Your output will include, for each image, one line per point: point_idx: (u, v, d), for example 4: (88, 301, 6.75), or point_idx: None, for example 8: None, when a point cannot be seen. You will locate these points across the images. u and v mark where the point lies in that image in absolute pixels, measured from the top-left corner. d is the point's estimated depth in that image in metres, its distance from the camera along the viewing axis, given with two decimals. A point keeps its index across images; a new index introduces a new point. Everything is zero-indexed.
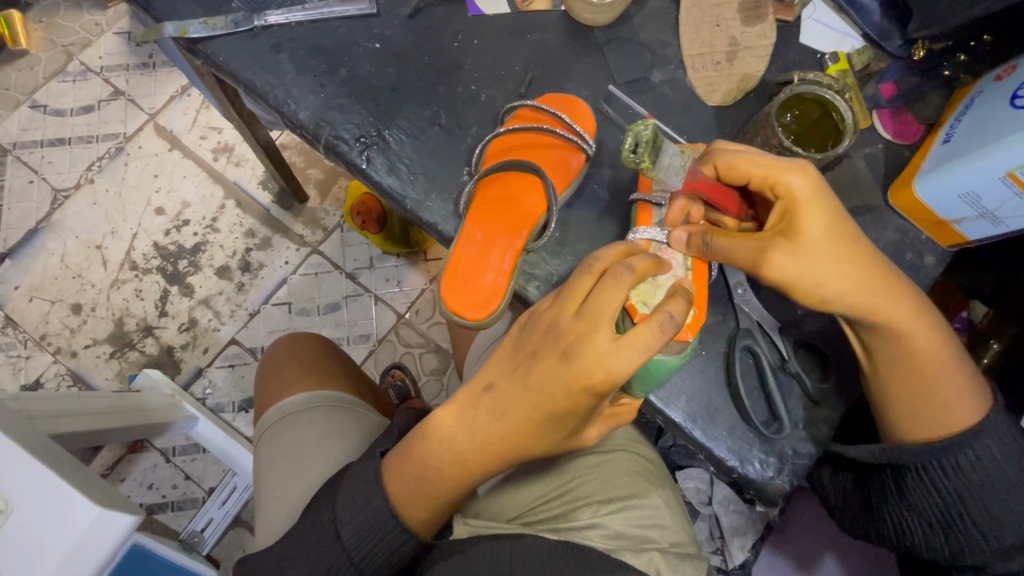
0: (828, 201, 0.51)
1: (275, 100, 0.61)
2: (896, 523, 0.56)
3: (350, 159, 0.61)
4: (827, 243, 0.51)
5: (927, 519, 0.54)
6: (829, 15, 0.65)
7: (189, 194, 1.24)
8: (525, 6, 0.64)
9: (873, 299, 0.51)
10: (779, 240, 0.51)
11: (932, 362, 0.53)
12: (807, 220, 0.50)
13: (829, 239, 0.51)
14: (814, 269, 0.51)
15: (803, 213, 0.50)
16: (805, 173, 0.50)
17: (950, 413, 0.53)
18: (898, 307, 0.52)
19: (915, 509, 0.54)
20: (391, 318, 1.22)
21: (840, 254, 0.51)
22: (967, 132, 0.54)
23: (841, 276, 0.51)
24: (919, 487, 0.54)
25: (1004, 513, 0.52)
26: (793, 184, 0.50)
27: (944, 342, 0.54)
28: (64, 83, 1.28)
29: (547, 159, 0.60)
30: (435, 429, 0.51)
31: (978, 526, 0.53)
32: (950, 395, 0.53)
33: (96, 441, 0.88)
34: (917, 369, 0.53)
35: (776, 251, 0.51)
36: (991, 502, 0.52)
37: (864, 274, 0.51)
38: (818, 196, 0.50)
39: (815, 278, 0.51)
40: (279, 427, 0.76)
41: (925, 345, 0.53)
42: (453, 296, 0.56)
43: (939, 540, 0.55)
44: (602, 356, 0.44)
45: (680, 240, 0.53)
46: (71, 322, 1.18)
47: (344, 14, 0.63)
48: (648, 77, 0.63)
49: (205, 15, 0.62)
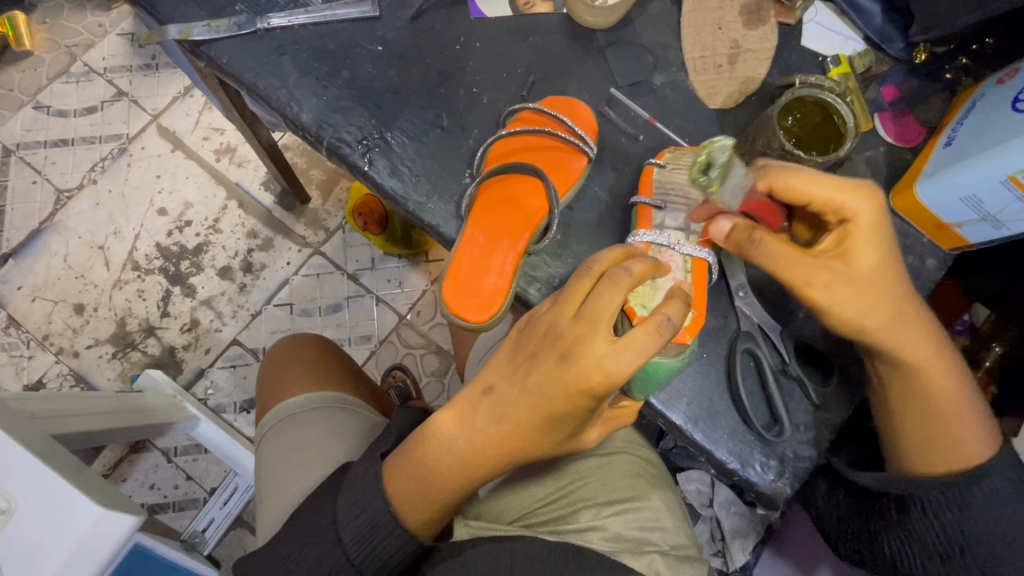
0: (883, 235, 0.50)
1: (277, 102, 0.62)
2: (893, 552, 0.55)
3: (352, 161, 0.61)
4: (870, 275, 0.50)
5: (926, 552, 0.54)
6: (831, 18, 0.65)
7: (191, 195, 1.24)
8: (527, 9, 0.64)
9: (903, 332, 0.51)
10: (823, 266, 0.50)
11: (949, 402, 0.53)
12: (859, 248, 0.50)
13: (874, 272, 0.50)
14: (853, 296, 0.50)
15: (856, 241, 0.50)
16: (870, 200, 0.49)
17: (959, 452, 0.53)
18: (925, 345, 0.52)
19: (912, 531, 0.54)
20: (393, 319, 1.22)
21: (881, 285, 0.50)
22: (969, 135, 0.54)
23: (877, 307, 0.50)
24: (919, 519, 0.53)
25: (1003, 551, 0.52)
26: (857, 209, 0.49)
27: (967, 387, 0.54)
28: (68, 84, 1.29)
29: (548, 162, 0.60)
30: (434, 431, 0.51)
31: (976, 563, 0.52)
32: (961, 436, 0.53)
33: (98, 441, 0.88)
34: (940, 409, 0.53)
35: (817, 275, 0.50)
36: (991, 539, 0.52)
37: (898, 306, 0.51)
38: (874, 228, 0.50)
39: (850, 307, 0.50)
40: (280, 427, 0.76)
41: (946, 388, 0.53)
42: (454, 298, 0.57)
43: (936, 573, 0.54)
44: (601, 359, 0.44)
45: (720, 230, 0.53)
46: (74, 322, 1.18)
47: (346, 16, 0.63)
48: (650, 79, 0.63)
49: (208, 17, 0.62)
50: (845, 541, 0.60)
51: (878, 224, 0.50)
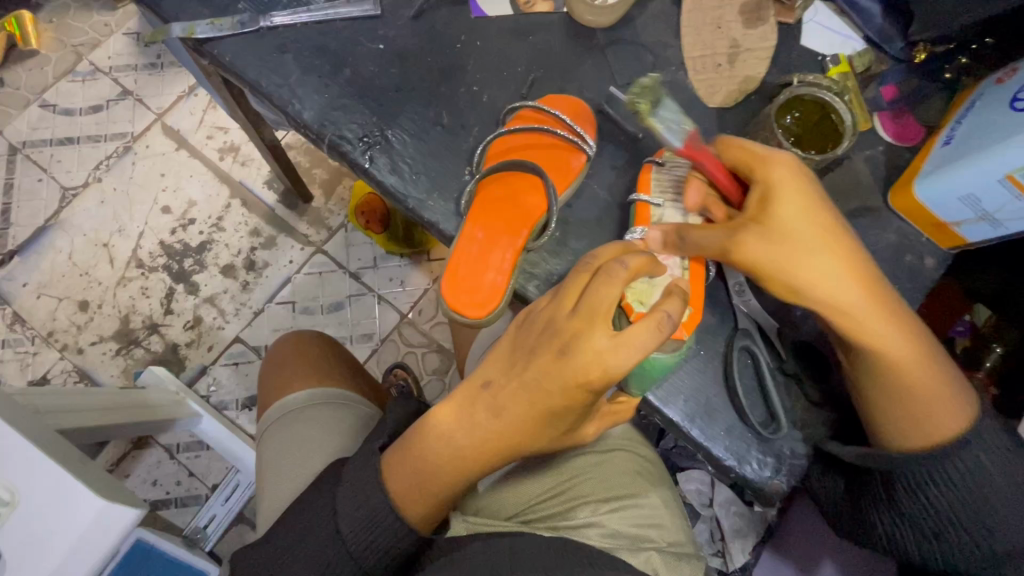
0: (805, 190, 0.51)
1: (280, 100, 0.62)
2: (888, 533, 0.54)
3: (353, 158, 0.61)
4: (800, 235, 0.50)
5: (921, 530, 0.52)
6: (830, 18, 0.65)
7: (195, 193, 1.25)
8: (528, 8, 0.64)
9: (849, 295, 0.50)
10: (750, 229, 0.51)
11: (916, 371, 0.51)
12: (785, 209, 0.50)
13: (803, 231, 0.50)
14: (785, 257, 0.50)
15: (776, 200, 0.50)
16: (783, 163, 0.51)
17: (934, 421, 0.51)
18: (878, 310, 0.50)
19: (908, 518, 0.53)
20: (395, 318, 1.22)
21: (815, 246, 0.50)
22: (968, 134, 0.54)
23: (811, 267, 0.50)
24: (912, 500, 0.52)
25: (998, 522, 0.51)
26: (770, 172, 0.51)
27: (933, 354, 0.51)
28: (73, 83, 1.30)
29: (547, 159, 0.60)
30: (433, 426, 0.52)
31: (973, 537, 0.51)
32: (933, 403, 0.51)
33: (101, 436, 0.89)
34: (902, 378, 0.51)
35: (747, 238, 0.50)
36: (986, 512, 0.51)
37: (840, 267, 0.50)
38: (790, 184, 0.50)
39: (785, 269, 0.50)
40: (282, 423, 0.77)
41: (909, 354, 0.51)
42: (454, 294, 0.57)
43: (933, 550, 0.53)
44: (599, 353, 0.44)
45: (654, 239, 0.54)
46: (78, 319, 1.19)
47: (348, 15, 0.63)
48: (649, 78, 0.64)
49: (211, 16, 0.63)
50: (842, 526, 0.58)
51: (793, 181, 0.50)
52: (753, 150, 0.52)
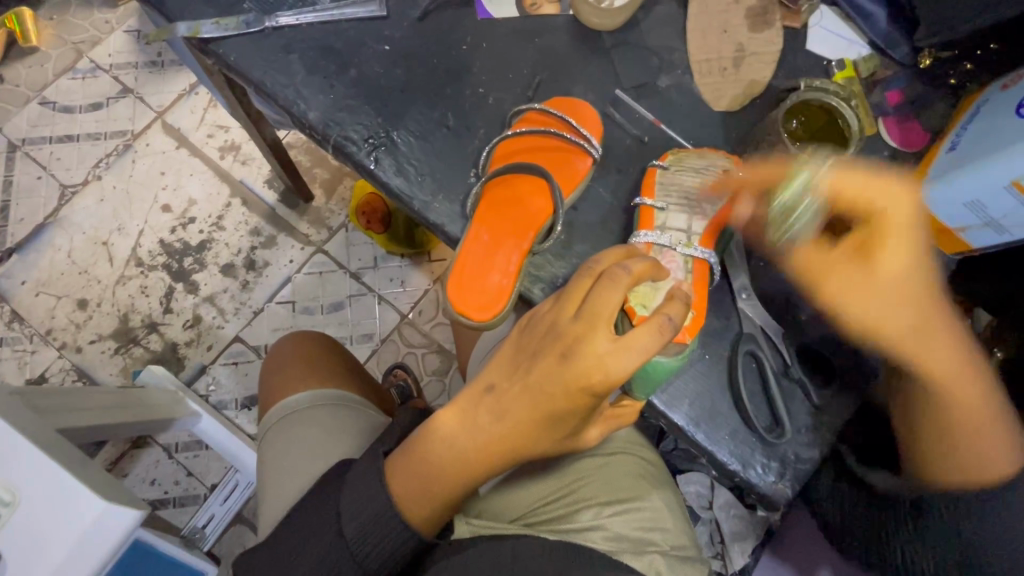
0: (917, 237, 0.49)
1: (285, 100, 0.62)
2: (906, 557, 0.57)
3: (358, 159, 0.61)
4: (898, 281, 0.49)
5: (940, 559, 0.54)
6: (836, 22, 0.65)
7: (195, 192, 1.25)
8: (534, 10, 0.64)
9: (937, 339, 0.49)
10: (845, 263, 0.50)
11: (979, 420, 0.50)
12: (887, 252, 0.49)
13: (907, 275, 0.49)
14: (878, 292, 0.49)
15: (887, 240, 0.49)
16: (906, 200, 0.49)
17: (983, 466, 0.50)
18: (956, 358, 0.50)
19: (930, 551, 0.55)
20: (395, 318, 1.22)
21: (910, 293, 0.49)
22: (973, 141, 0.54)
23: (907, 316, 0.49)
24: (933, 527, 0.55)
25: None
26: (886, 209, 0.49)
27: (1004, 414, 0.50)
28: (74, 81, 1.29)
29: (553, 162, 0.60)
30: (436, 430, 0.51)
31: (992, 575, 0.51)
32: (986, 449, 0.50)
33: (99, 436, 0.88)
34: (966, 417, 0.50)
35: (837, 272, 0.50)
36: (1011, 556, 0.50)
37: (936, 314, 0.49)
38: (903, 228, 0.49)
39: (878, 310, 0.49)
40: (284, 423, 0.76)
41: (980, 406, 0.50)
42: (458, 296, 0.57)
43: None
44: (601, 357, 0.44)
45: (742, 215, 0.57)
46: (77, 318, 1.19)
47: (354, 15, 0.63)
48: (655, 81, 0.64)
49: (216, 16, 0.63)
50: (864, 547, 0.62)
51: (913, 222, 0.49)
52: (874, 181, 0.49)
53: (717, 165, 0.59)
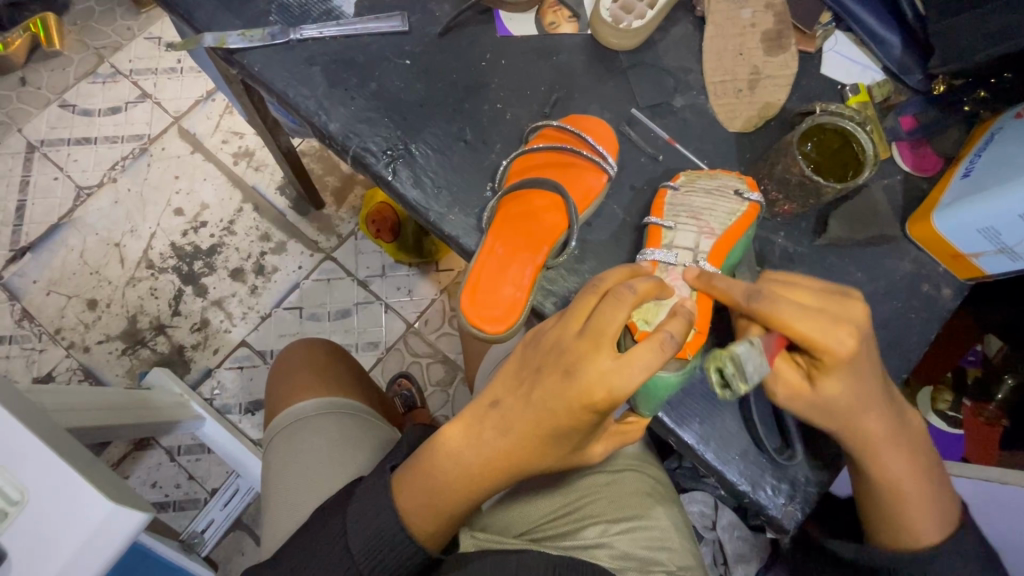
0: (858, 374, 0.49)
1: (305, 110, 0.63)
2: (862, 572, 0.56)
3: (376, 171, 0.62)
4: (840, 404, 0.50)
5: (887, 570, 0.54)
6: (850, 47, 0.66)
7: (208, 197, 1.27)
8: (552, 29, 0.66)
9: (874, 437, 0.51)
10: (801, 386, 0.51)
11: (908, 495, 0.52)
12: (831, 378, 0.49)
13: (844, 403, 0.50)
14: (823, 411, 0.51)
15: (828, 374, 0.49)
16: (847, 337, 0.47)
17: (915, 535, 0.53)
18: (893, 457, 0.52)
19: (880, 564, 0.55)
20: (401, 328, 1.22)
21: (839, 415, 0.51)
22: (988, 167, 0.54)
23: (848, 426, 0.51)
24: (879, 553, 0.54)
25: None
26: (834, 347, 0.47)
27: (932, 488, 0.53)
28: (94, 85, 1.32)
29: (568, 178, 0.61)
30: (443, 443, 0.51)
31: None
32: (915, 522, 0.52)
33: (105, 436, 0.89)
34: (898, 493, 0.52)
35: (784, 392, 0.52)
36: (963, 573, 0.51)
37: (880, 424, 0.51)
38: (852, 365, 0.48)
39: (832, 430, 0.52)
40: (291, 430, 0.76)
41: (909, 489, 0.52)
42: (472, 308, 0.57)
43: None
44: (603, 374, 0.44)
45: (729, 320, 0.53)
46: (86, 317, 1.20)
47: (376, 30, 0.64)
48: (670, 101, 0.65)
49: (242, 27, 0.64)
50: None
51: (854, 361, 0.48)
52: (820, 320, 0.47)
53: (729, 187, 0.59)
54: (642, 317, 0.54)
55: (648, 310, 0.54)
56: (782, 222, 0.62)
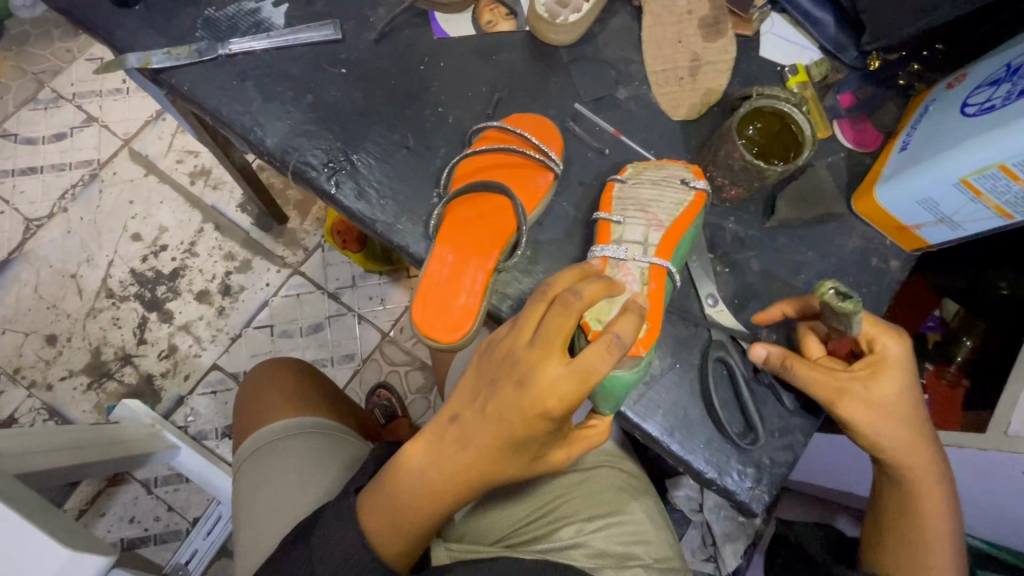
0: (898, 379, 0.51)
1: (242, 128, 0.61)
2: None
3: (318, 184, 0.60)
4: (897, 403, 0.51)
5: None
6: (786, 29, 0.66)
7: (166, 219, 1.23)
8: (490, 28, 0.65)
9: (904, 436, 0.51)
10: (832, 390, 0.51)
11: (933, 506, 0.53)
12: (882, 380, 0.51)
13: (896, 405, 0.51)
14: (876, 421, 0.51)
15: (881, 376, 0.51)
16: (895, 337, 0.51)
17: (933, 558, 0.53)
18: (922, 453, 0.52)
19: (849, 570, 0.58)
20: (376, 337, 1.21)
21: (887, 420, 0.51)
22: (923, 139, 0.55)
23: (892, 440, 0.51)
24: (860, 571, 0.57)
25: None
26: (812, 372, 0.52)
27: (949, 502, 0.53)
28: (36, 111, 1.27)
29: (514, 180, 0.60)
30: (406, 462, 0.50)
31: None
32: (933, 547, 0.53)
33: (76, 476, 0.85)
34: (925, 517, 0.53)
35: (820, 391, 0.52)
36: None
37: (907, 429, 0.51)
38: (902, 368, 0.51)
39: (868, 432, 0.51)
40: (259, 454, 0.75)
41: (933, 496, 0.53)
42: (424, 318, 0.55)
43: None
44: (555, 381, 0.43)
45: (758, 355, 0.54)
46: (46, 354, 1.16)
47: (310, 40, 0.63)
48: (613, 93, 0.64)
49: (168, 45, 0.62)
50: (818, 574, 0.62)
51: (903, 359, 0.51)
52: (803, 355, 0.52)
53: (676, 176, 0.59)
54: (596, 313, 0.54)
55: (602, 309, 0.54)
56: (731, 207, 0.63)
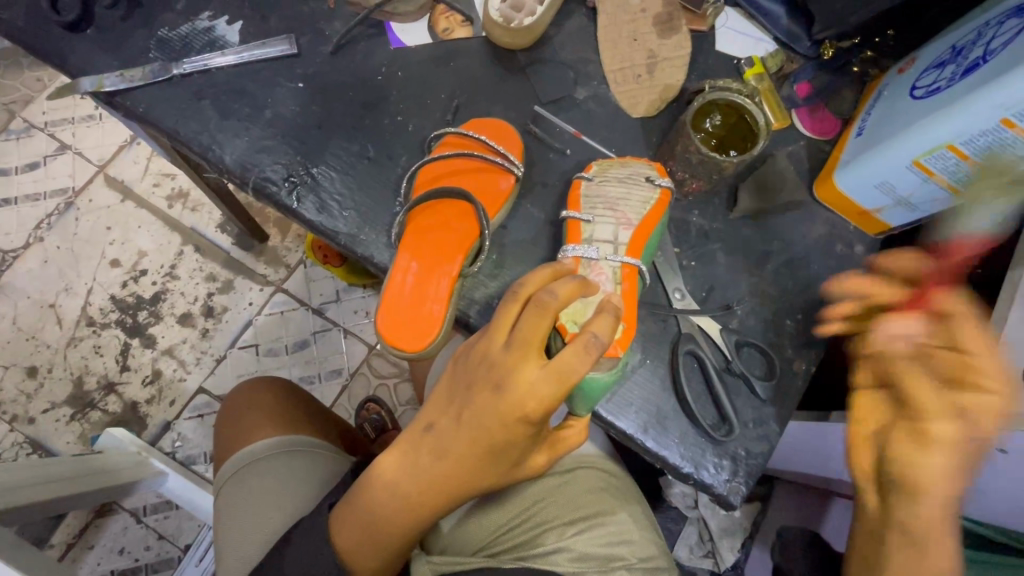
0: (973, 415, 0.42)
1: (201, 146, 0.61)
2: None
3: (280, 199, 0.60)
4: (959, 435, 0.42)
5: None
6: (740, 22, 0.67)
7: (145, 244, 1.21)
8: (446, 35, 0.65)
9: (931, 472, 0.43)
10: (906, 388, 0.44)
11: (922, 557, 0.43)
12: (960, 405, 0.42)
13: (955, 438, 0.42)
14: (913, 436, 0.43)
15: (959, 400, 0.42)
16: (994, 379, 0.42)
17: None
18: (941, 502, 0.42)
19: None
20: (363, 351, 1.20)
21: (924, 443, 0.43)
22: (877, 125, 0.56)
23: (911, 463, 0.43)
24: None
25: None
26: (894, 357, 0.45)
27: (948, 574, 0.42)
28: (8, 142, 1.25)
29: (476, 185, 0.60)
30: (379, 475, 0.48)
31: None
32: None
33: (59, 509, 0.83)
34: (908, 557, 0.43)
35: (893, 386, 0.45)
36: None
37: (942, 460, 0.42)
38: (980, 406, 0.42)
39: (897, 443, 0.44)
40: (239, 476, 0.73)
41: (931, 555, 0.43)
42: (389, 328, 0.55)
43: None
44: (533, 384, 0.42)
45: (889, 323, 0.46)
46: (26, 387, 1.14)
47: (266, 56, 0.62)
48: (573, 94, 0.65)
49: (124, 67, 0.62)
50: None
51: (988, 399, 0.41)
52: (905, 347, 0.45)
53: (640, 174, 0.59)
54: (571, 314, 0.54)
55: (575, 310, 0.54)
56: (695, 200, 0.63)
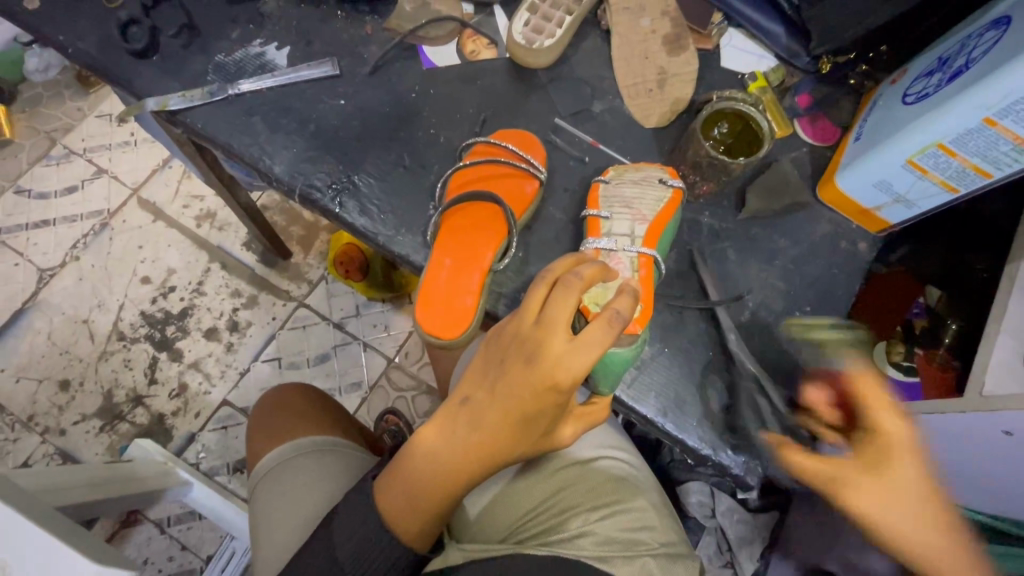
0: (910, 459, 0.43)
1: (251, 157, 0.67)
2: None
3: (323, 205, 0.66)
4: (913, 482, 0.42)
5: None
6: (744, 41, 0.72)
7: (174, 262, 1.28)
8: (474, 56, 0.71)
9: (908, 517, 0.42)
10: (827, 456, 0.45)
11: None
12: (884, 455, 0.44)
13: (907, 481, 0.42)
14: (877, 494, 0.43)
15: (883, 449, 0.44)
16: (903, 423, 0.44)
17: None
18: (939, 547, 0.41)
19: None
20: (382, 364, 1.24)
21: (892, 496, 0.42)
22: (874, 128, 0.60)
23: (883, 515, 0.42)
24: None
25: None
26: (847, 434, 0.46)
27: None
28: (49, 167, 1.34)
29: (504, 188, 0.65)
30: (421, 444, 0.53)
31: None
32: None
33: (97, 511, 0.87)
34: None
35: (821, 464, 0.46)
36: None
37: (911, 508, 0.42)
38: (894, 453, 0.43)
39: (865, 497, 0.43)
40: (275, 470, 0.77)
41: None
42: (424, 316, 0.60)
43: None
44: (560, 357, 0.45)
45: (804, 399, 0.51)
46: (59, 400, 1.19)
47: (310, 76, 0.69)
48: (590, 107, 0.70)
49: (182, 89, 0.68)
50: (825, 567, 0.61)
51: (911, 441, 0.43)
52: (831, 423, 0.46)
53: (653, 177, 0.64)
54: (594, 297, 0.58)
55: (597, 293, 0.58)
56: (706, 202, 0.67)
